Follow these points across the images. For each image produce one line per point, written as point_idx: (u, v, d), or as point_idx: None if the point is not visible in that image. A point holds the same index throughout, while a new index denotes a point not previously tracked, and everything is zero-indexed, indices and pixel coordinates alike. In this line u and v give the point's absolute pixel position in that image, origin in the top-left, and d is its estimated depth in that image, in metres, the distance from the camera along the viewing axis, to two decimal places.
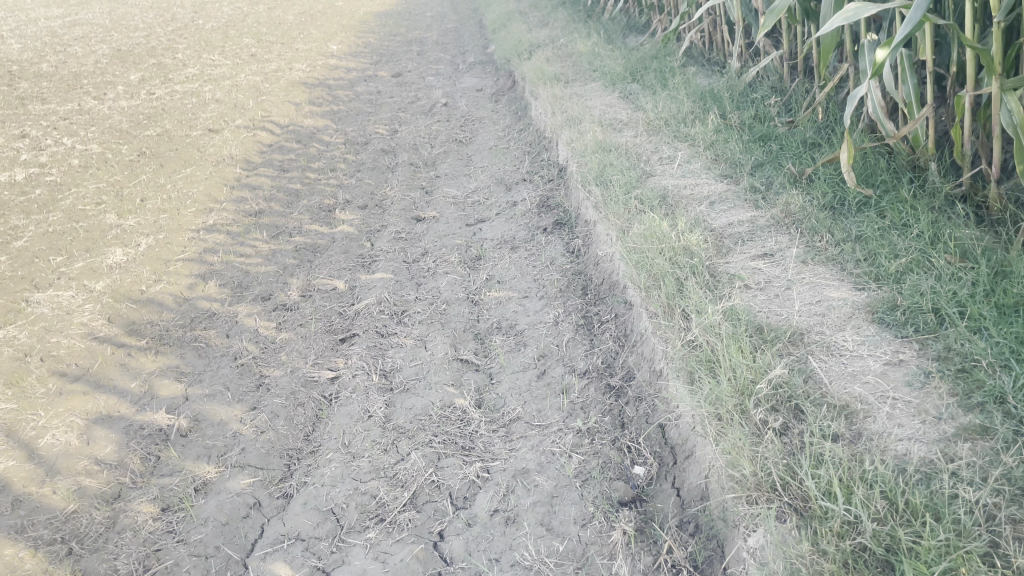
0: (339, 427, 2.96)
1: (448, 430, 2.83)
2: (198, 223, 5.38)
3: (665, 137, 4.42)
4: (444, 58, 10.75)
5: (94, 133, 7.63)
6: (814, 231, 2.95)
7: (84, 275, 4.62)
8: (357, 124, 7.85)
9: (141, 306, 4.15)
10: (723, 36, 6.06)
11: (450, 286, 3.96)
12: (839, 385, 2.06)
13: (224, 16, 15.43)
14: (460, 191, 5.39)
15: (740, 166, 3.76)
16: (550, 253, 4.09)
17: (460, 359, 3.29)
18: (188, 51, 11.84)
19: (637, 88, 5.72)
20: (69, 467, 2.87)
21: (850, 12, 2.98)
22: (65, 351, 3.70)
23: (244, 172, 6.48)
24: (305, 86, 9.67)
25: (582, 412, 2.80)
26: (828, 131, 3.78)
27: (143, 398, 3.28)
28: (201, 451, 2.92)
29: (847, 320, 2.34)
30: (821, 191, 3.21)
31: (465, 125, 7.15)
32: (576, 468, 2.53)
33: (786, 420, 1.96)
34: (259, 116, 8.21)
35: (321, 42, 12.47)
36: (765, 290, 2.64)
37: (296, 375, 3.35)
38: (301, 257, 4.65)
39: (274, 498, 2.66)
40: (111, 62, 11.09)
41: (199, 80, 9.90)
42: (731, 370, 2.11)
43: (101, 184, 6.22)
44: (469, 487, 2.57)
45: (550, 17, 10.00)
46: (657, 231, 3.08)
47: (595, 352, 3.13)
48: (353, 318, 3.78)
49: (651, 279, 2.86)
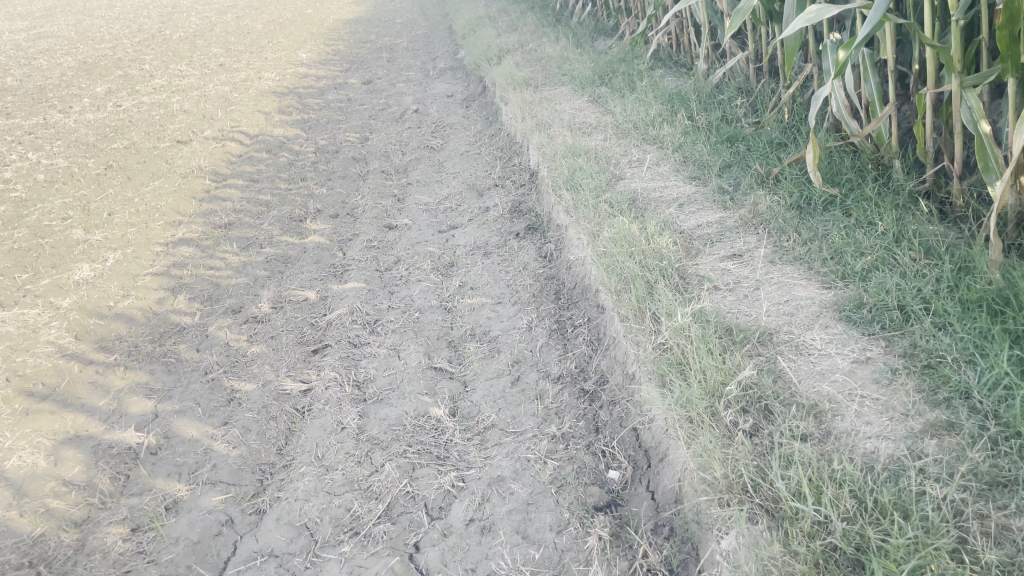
0: (312, 440, 2.93)
1: (422, 440, 2.82)
2: (167, 236, 5.32)
3: (634, 140, 4.43)
4: (414, 64, 10.72)
5: (60, 147, 7.53)
6: (781, 231, 2.97)
7: (50, 292, 4.55)
8: (327, 132, 7.81)
9: (109, 322, 4.09)
10: (690, 38, 6.11)
11: (423, 294, 3.94)
12: (807, 384, 2.08)
13: (192, 26, 15.28)
14: (432, 198, 5.38)
15: (708, 168, 3.78)
16: (522, 258, 4.08)
17: (434, 367, 3.28)
18: (155, 62, 11.73)
19: (606, 91, 5.75)
20: (37, 489, 2.81)
21: (812, 14, 2.97)
22: (31, 370, 3.63)
23: (214, 184, 6.42)
24: (274, 95, 9.61)
25: (556, 418, 2.80)
26: (794, 131, 3.82)
27: (112, 416, 3.23)
28: (171, 469, 2.88)
29: (815, 319, 2.36)
30: (788, 191, 3.24)
31: (436, 131, 7.14)
32: (551, 475, 2.52)
33: (757, 421, 1.96)
34: (228, 126, 8.14)
35: (290, 51, 12.39)
36: (734, 291, 2.65)
37: (267, 389, 3.31)
38: (273, 269, 4.61)
39: (246, 514, 2.62)
40: (76, 75, 10.95)
41: (166, 91, 9.81)
42: (701, 372, 2.11)
43: (67, 199, 6.14)
44: (444, 497, 2.55)
45: (519, 22, 10.01)
46: (628, 235, 3.08)
47: (569, 357, 3.12)
48: (325, 329, 3.75)
49: (622, 283, 2.86)
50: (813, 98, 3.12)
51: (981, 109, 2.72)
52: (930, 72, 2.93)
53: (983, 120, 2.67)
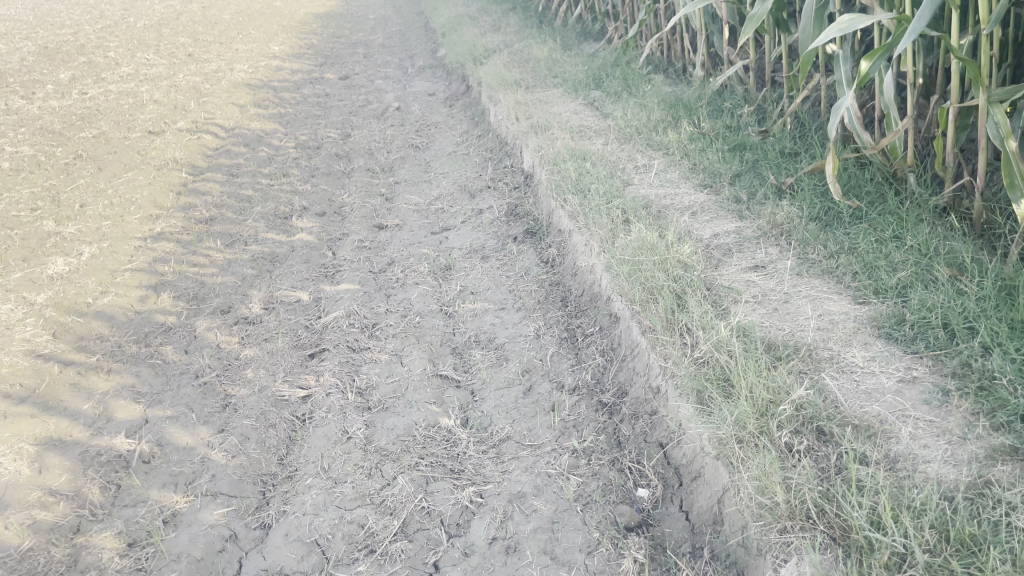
0: (316, 450, 2.79)
1: (434, 452, 2.69)
2: (145, 230, 5.11)
3: (637, 145, 4.37)
4: (392, 61, 10.55)
5: (25, 134, 7.22)
6: (805, 243, 2.92)
7: (23, 286, 4.33)
8: (307, 127, 7.62)
9: (89, 320, 3.89)
10: (683, 45, 6.07)
11: (422, 297, 3.81)
12: (855, 404, 2.01)
13: (157, 14, 14.90)
14: (422, 198, 5.24)
15: (718, 176, 3.72)
16: (523, 263, 3.96)
17: (440, 375, 3.15)
18: (121, 50, 11.38)
19: (600, 96, 5.69)
20: (20, 499, 2.63)
21: (845, 23, 2.97)
22: (7, 370, 3.42)
23: (191, 177, 6.20)
24: (248, 87, 9.37)
25: (575, 431, 2.69)
26: (805, 142, 3.78)
27: (98, 421, 3.05)
28: (166, 479, 2.72)
29: (853, 335, 2.30)
30: (807, 201, 3.19)
31: (421, 130, 7.00)
32: (576, 491, 2.42)
33: (811, 442, 1.90)
34: (202, 118, 7.90)
35: (262, 43, 12.12)
36: (764, 303, 2.59)
37: (264, 395, 3.16)
38: (260, 267, 4.44)
39: (251, 529, 2.48)
40: (38, 60, 10.56)
41: (134, 80, 9.50)
42: (748, 389, 2.05)
43: (35, 189, 5.87)
44: (462, 513, 2.43)
45: (501, 22, 9.89)
46: (648, 242, 3.00)
47: (583, 368, 3.02)
48: (321, 332, 3.60)
49: (646, 293, 2.78)
50: (834, 108, 3.09)
51: (1008, 124, 2.65)
52: (954, 86, 2.85)
53: (1010, 136, 2.61)
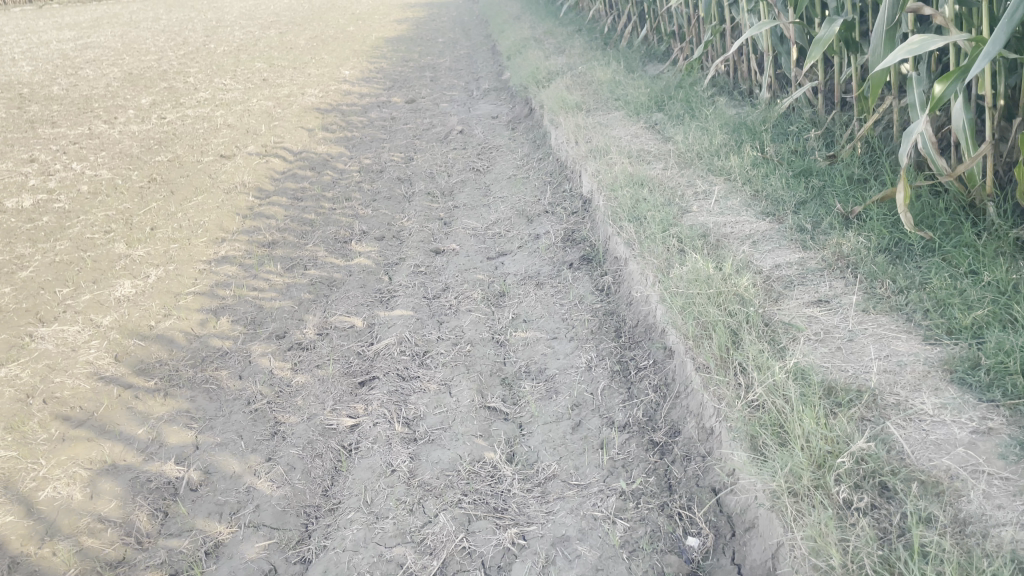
0: (359, 483, 2.75)
1: (478, 489, 2.62)
2: (210, 254, 5.22)
3: (698, 171, 4.25)
4: (458, 84, 10.63)
5: (105, 159, 7.50)
6: (872, 277, 2.76)
7: (91, 308, 4.45)
8: (372, 151, 7.71)
9: (150, 343, 3.97)
10: (750, 65, 5.91)
11: (474, 325, 3.75)
12: (923, 457, 1.87)
13: (236, 40, 15.44)
14: (480, 222, 5.21)
15: (782, 204, 3.58)
16: (577, 291, 3.88)
17: (488, 408, 3.08)
18: (200, 76, 11.79)
19: (662, 119, 5.58)
20: (70, 524, 2.66)
21: (916, 45, 2.82)
22: (69, 392, 3.50)
23: (258, 201, 6.32)
24: (318, 111, 9.56)
25: (624, 471, 2.59)
26: (876, 167, 3.60)
27: (151, 446, 3.09)
28: (212, 508, 2.72)
29: (922, 380, 2.15)
30: (876, 232, 3.02)
31: (482, 153, 7.00)
32: (622, 537, 2.32)
33: (872, 498, 1.78)
34: (271, 143, 8.08)
35: (334, 68, 12.39)
36: (826, 342, 2.45)
37: (313, 423, 3.14)
38: (317, 292, 4.46)
39: (291, 564, 2.46)
40: (121, 86, 11.01)
41: (211, 105, 9.81)
42: (804, 438, 1.93)
43: (110, 212, 6.07)
44: (504, 556, 2.35)
45: (566, 44, 9.85)
46: (703, 275, 2.88)
47: (635, 404, 2.91)
48: (372, 359, 3.58)
49: (700, 328, 2.66)
50: (905, 134, 2.92)
51: None
52: None
53: None
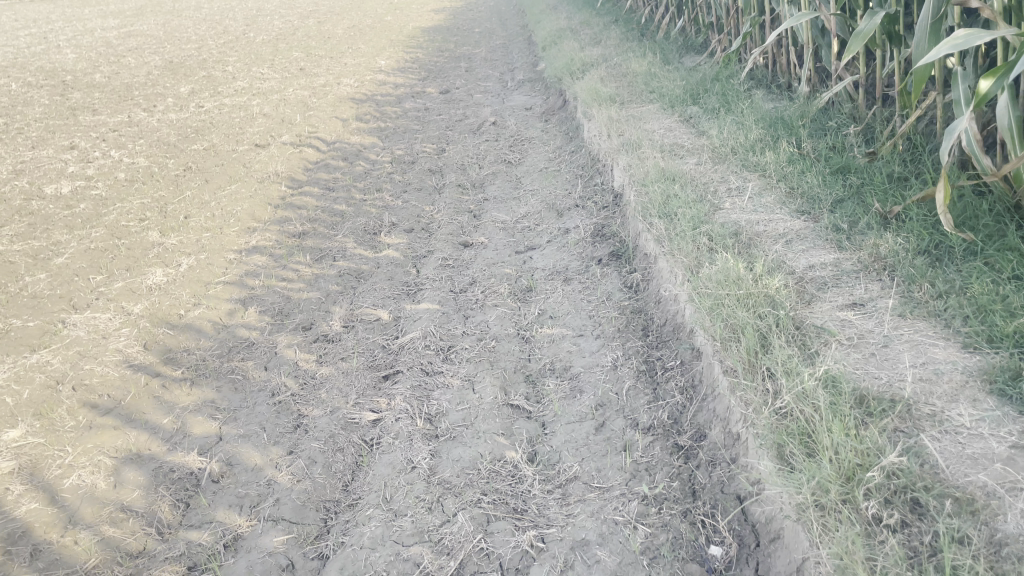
0: (379, 479, 2.73)
1: (498, 489, 2.59)
2: (241, 244, 5.24)
3: (732, 166, 4.15)
4: (492, 75, 10.57)
5: (142, 147, 7.58)
6: (910, 280, 2.67)
7: (122, 296, 4.49)
8: (404, 142, 7.69)
9: (179, 332, 3.99)
10: (789, 58, 5.77)
11: (500, 320, 3.71)
12: (959, 472, 1.81)
13: (274, 29, 15.53)
14: (510, 216, 5.16)
15: (818, 202, 3.48)
16: (605, 288, 3.81)
17: (511, 405, 3.04)
18: (238, 64, 11.87)
19: (697, 112, 5.48)
20: (93, 513, 2.68)
21: (960, 39, 2.70)
22: (98, 380, 3.52)
23: (290, 191, 6.34)
24: (353, 101, 9.57)
25: (647, 475, 2.53)
26: (917, 165, 3.48)
27: (175, 436, 3.10)
28: (233, 500, 2.73)
29: (960, 390, 2.07)
30: (915, 233, 2.91)
31: (515, 146, 6.94)
32: (642, 544, 2.27)
33: (903, 515, 1.74)
34: (305, 132, 8.10)
35: (369, 58, 12.39)
36: (859, 347, 2.37)
37: (335, 417, 3.13)
38: (345, 284, 4.46)
39: (309, 560, 2.45)
40: (161, 74, 11.13)
41: (247, 94, 9.87)
42: (832, 449, 1.89)
43: (145, 200, 6.13)
44: (522, 558, 2.32)
45: (602, 35, 9.73)
46: (733, 275, 2.81)
47: (660, 405, 2.85)
48: (396, 353, 3.56)
49: (729, 330, 2.59)
50: (948, 132, 2.82)
51: None
52: None
53: None
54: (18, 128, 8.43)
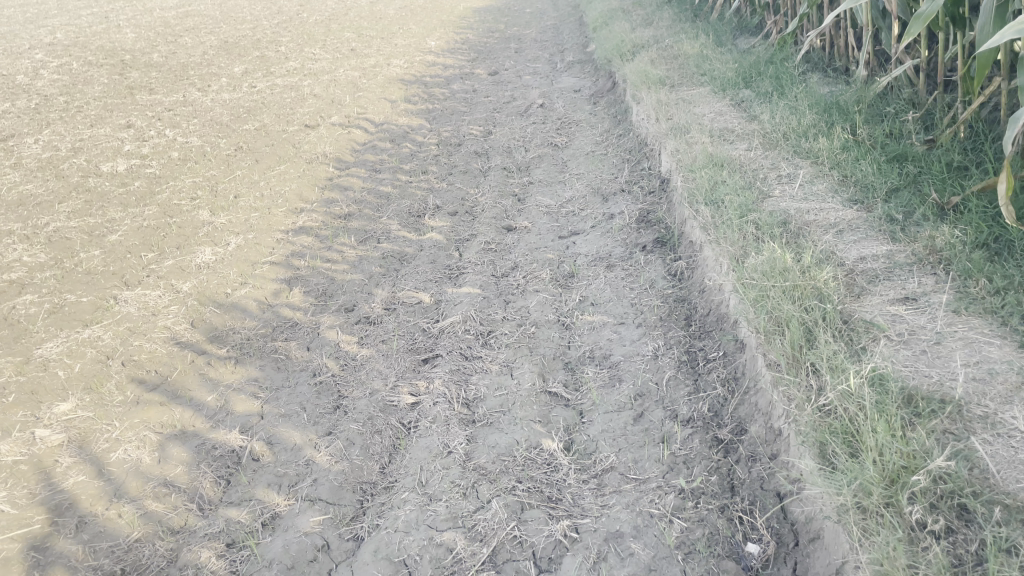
0: (415, 462, 2.74)
1: (533, 476, 2.58)
2: (288, 224, 5.29)
3: (783, 153, 4.05)
4: (542, 57, 10.48)
5: (196, 126, 7.71)
6: (967, 274, 2.56)
7: (173, 273, 4.58)
8: (451, 124, 7.68)
9: (225, 311, 4.05)
10: (847, 41, 5.58)
11: (540, 306, 3.69)
12: (1010, 478, 1.74)
13: (327, 9, 15.61)
14: (555, 200, 5.12)
15: (872, 191, 3.37)
16: (649, 275, 3.76)
17: (549, 393, 3.02)
18: (291, 45, 11.98)
19: (750, 96, 5.35)
20: (137, 487, 2.74)
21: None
22: (146, 356, 3.60)
23: (337, 172, 6.38)
24: (402, 83, 9.59)
25: (685, 468, 2.49)
26: (979, 154, 3.34)
27: (218, 413, 3.15)
28: (272, 479, 2.76)
29: (1015, 392, 1.99)
30: (974, 225, 2.80)
31: (562, 128, 6.87)
32: (678, 538, 2.24)
33: (949, 522, 1.69)
34: (354, 113, 8.14)
35: (420, 38, 12.39)
36: (909, 343, 2.29)
37: (374, 399, 3.15)
38: (388, 266, 4.48)
39: (344, 541, 2.47)
40: (216, 54, 11.29)
41: (299, 75, 9.96)
42: (877, 450, 1.83)
43: (197, 179, 6.23)
44: (555, 548, 2.30)
45: (654, 15, 9.56)
46: (779, 265, 2.73)
47: (700, 397, 2.80)
48: (436, 337, 3.56)
49: (773, 322, 2.53)
50: (1011, 120, 2.70)
51: None
52: None
53: None
54: (78, 106, 8.64)
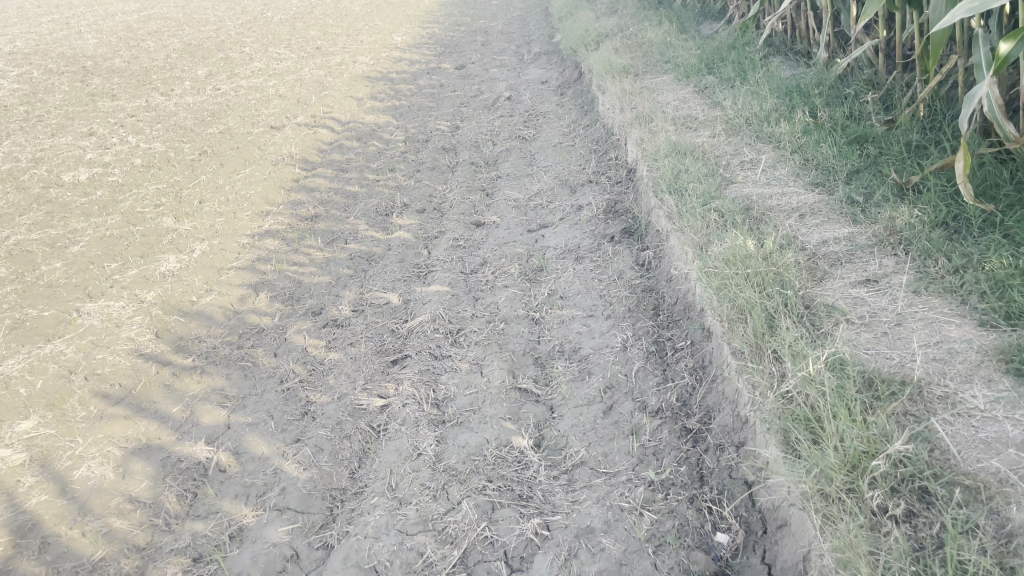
0: (385, 466, 2.71)
1: (504, 475, 2.56)
2: (254, 228, 5.22)
3: (746, 138, 4.05)
4: (508, 49, 10.42)
5: (159, 131, 7.59)
6: (927, 254, 2.57)
7: (136, 283, 4.49)
8: (418, 120, 7.62)
9: (190, 320, 3.99)
10: (807, 23, 5.59)
11: (509, 301, 3.66)
12: (970, 458, 1.76)
13: (293, 8, 15.43)
14: (523, 193, 5.09)
15: (833, 174, 3.37)
16: (617, 266, 3.74)
17: (519, 389, 3.00)
18: (256, 45, 11.82)
19: (713, 82, 5.35)
20: (101, 505, 2.69)
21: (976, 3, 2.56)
22: (109, 369, 3.53)
23: (303, 173, 6.31)
24: (368, 80, 9.49)
25: (654, 459, 2.49)
26: (937, 133, 3.35)
27: (184, 425, 3.11)
28: (239, 490, 2.73)
29: (974, 370, 2.00)
30: (933, 203, 2.81)
31: (529, 121, 6.84)
32: (648, 531, 2.23)
33: (909, 505, 1.71)
34: (320, 113, 8.05)
35: (386, 34, 12.28)
36: (871, 326, 2.30)
37: (342, 403, 3.11)
38: (356, 267, 4.43)
39: (314, 550, 2.45)
40: (179, 57, 11.11)
41: (263, 75, 9.83)
42: (838, 437, 1.84)
43: (160, 185, 6.13)
44: (526, 547, 2.29)
45: (619, 3, 9.54)
46: (741, 252, 2.73)
47: (669, 387, 2.79)
48: (405, 337, 3.53)
49: (736, 310, 2.52)
50: (968, 97, 2.71)
51: None
52: None
53: None
54: (38, 115, 8.47)
